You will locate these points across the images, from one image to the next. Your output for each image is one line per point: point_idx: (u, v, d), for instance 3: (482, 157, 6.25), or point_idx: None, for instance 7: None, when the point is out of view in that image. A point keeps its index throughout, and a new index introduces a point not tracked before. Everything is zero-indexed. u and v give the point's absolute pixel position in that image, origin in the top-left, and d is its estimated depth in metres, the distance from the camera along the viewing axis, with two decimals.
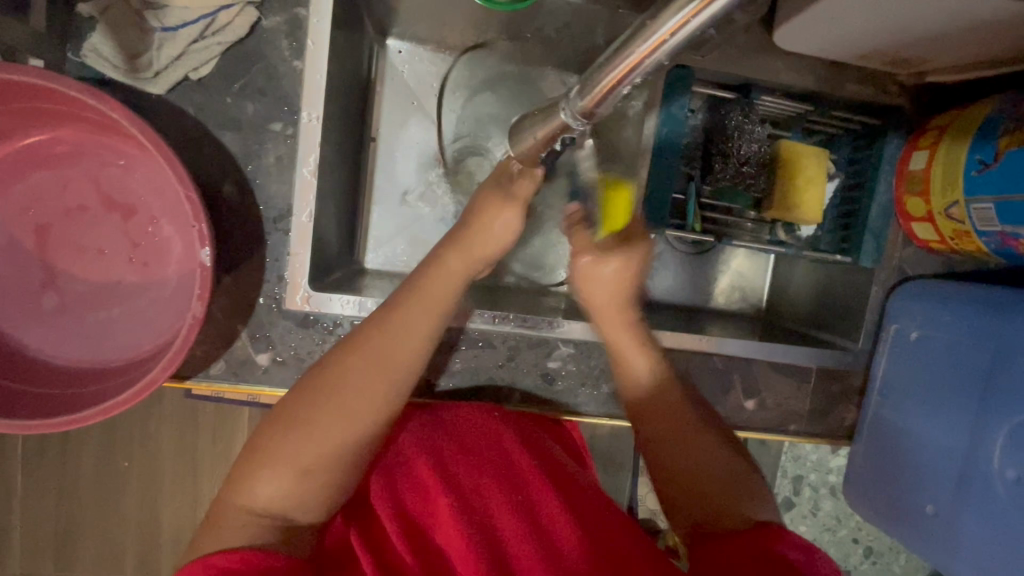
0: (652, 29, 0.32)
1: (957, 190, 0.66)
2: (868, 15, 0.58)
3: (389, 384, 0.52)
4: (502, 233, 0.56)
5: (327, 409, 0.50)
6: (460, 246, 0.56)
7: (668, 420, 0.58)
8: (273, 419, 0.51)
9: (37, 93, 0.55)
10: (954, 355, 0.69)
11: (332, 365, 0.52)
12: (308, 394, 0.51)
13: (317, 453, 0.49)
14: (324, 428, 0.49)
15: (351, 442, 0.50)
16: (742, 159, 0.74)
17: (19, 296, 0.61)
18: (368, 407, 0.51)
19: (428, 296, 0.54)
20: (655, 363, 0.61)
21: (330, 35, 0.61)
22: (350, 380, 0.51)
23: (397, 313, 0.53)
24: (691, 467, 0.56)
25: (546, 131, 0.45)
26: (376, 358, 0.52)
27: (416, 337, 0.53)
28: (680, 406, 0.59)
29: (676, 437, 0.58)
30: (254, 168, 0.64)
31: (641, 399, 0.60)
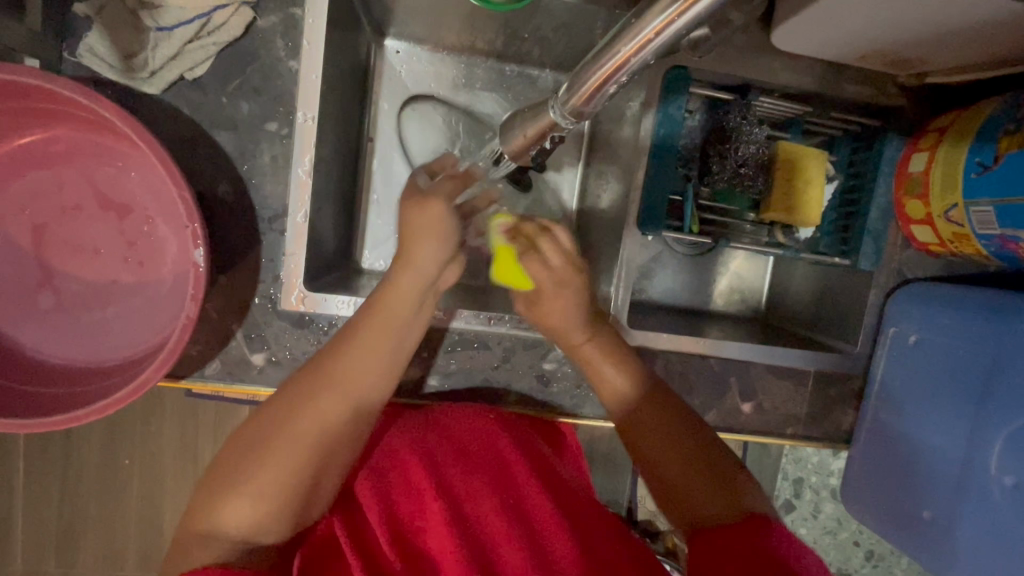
0: (638, 27, 0.32)
1: (957, 192, 0.66)
2: (866, 14, 0.57)
3: (342, 402, 0.54)
4: (435, 224, 0.54)
5: (283, 430, 0.52)
6: (405, 262, 0.56)
7: (647, 422, 0.59)
8: (237, 441, 0.52)
9: (31, 93, 0.55)
10: (951, 359, 0.69)
11: (292, 387, 0.54)
12: (268, 417, 0.53)
13: (275, 473, 0.50)
14: (279, 449, 0.51)
15: (306, 461, 0.51)
16: (740, 161, 0.74)
17: (16, 295, 0.61)
18: (320, 425, 0.52)
19: (382, 315, 0.56)
20: (626, 371, 0.62)
21: (325, 35, 0.61)
22: (305, 401, 0.53)
23: (353, 334, 0.55)
24: (674, 465, 0.57)
25: (536, 129, 0.45)
26: (329, 378, 0.54)
27: (368, 357, 0.55)
28: (655, 407, 0.60)
29: (653, 436, 0.58)
30: (249, 168, 0.64)
31: (620, 409, 0.62)
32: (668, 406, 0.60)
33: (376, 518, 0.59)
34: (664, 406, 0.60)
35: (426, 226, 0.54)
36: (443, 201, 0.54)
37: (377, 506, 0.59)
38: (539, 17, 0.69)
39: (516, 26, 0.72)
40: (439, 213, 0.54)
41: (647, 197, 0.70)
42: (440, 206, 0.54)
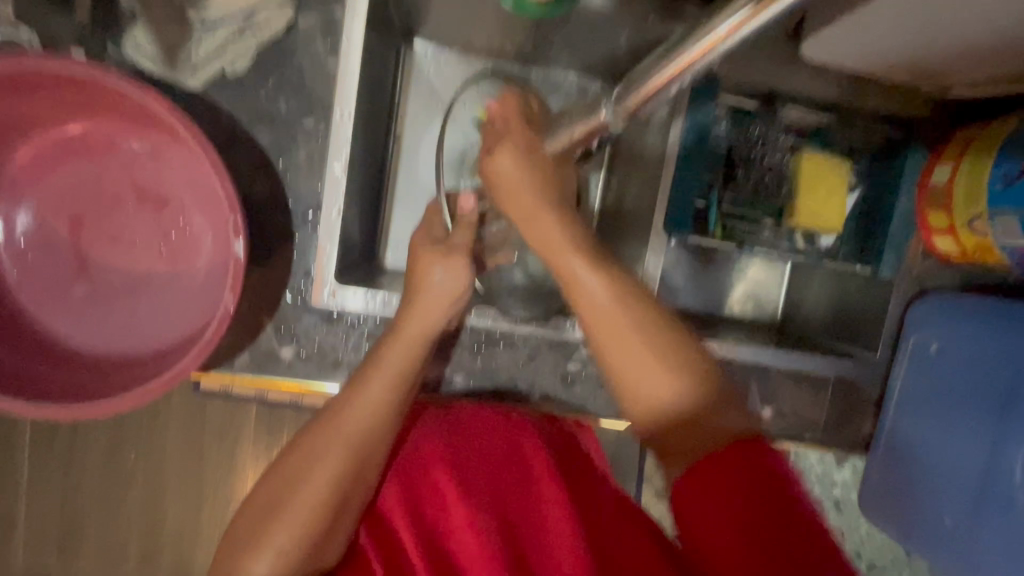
0: (708, 30, 0.32)
1: (982, 202, 0.68)
2: (902, 26, 0.58)
3: (350, 460, 0.52)
4: (448, 285, 0.56)
5: (294, 492, 0.50)
6: (410, 309, 0.56)
7: (623, 337, 0.46)
8: (250, 506, 0.51)
9: (77, 85, 0.56)
10: (974, 368, 0.71)
11: (300, 448, 0.53)
12: (277, 478, 0.51)
13: (292, 535, 0.49)
14: (293, 512, 0.50)
15: (321, 518, 0.51)
16: (765, 168, 0.77)
17: (52, 283, 0.62)
18: (331, 484, 0.51)
19: (388, 367, 0.55)
20: (606, 278, 0.47)
21: (364, 35, 0.62)
22: (315, 461, 0.51)
23: (359, 386, 0.54)
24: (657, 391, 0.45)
25: (585, 128, 0.46)
26: (334, 435, 0.52)
27: (373, 410, 0.54)
28: (633, 318, 0.46)
29: (631, 358, 0.46)
30: (285, 164, 0.65)
31: (595, 323, 0.47)
32: (654, 320, 0.47)
33: (405, 524, 0.59)
34: (648, 316, 0.46)
35: (436, 287, 0.56)
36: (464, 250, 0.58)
37: (405, 511, 0.60)
38: (571, 23, 0.70)
39: (545, 30, 0.72)
40: (444, 279, 0.56)
41: (675, 197, 0.71)
42: (461, 260, 0.56)
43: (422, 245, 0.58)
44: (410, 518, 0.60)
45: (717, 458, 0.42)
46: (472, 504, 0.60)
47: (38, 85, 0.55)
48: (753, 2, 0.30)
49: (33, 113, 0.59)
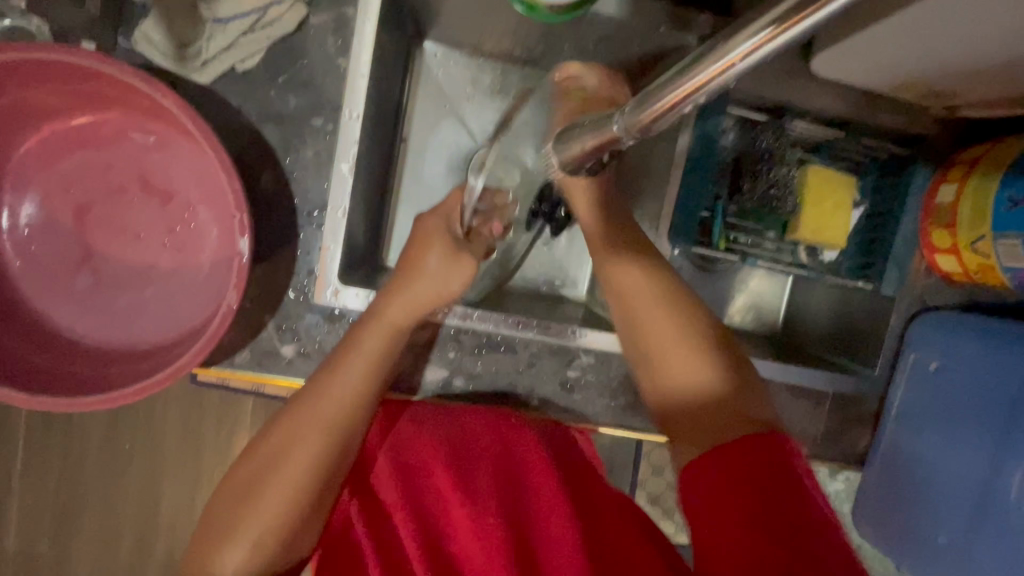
0: (724, 50, 0.32)
1: (986, 224, 0.68)
2: (912, 47, 0.58)
3: (325, 444, 0.51)
4: (443, 277, 0.57)
5: (270, 477, 0.49)
6: (397, 294, 0.56)
7: (659, 334, 0.54)
8: (226, 492, 0.50)
9: (86, 76, 0.56)
10: (975, 385, 0.71)
11: (280, 429, 0.51)
12: (254, 463, 0.51)
13: (267, 523, 0.48)
14: (269, 497, 0.49)
15: (297, 506, 0.49)
16: (772, 181, 0.76)
17: (56, 274, 0.62)
18: (307, 471, 0.50)
19: (367, 349, 0.54)
20: (650, 275, 0.56)
21: (374, 34, 0.62)
22: (291, 447, 0.50)
23: (337, 370, 0.53)
24: (690, 376, 0.52)
25: (596, 141, 0.46)
26: (310, 420, 0.51)
27: (351, 394, 0.52)
28: (671, 309, 0.54)
29: (664, 350, 0.53)
30: (292, 162, 0.65)
31: (637, 314, 0.55)
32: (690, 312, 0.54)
33: (405, 522, 0.60)
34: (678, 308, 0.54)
35: (430, 273, 0.57)
36: (474, 258, 0.59)
37: (404, 508, 0.61)
38: (582, 30, 0.70)
39: (556, 35, 0.71)
40: (437, 266, 0.57)
41: (680, 206, 0.72)
42: (470, 265, 0.58)
43: (430, 235, 0.58)
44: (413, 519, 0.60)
45: (727, 448, 0.46)
46: (469, 510, 0.60)
47: (49, 75, 0.55)
48: (773, 23, 0.30)
49: (42, 103, 0.58)
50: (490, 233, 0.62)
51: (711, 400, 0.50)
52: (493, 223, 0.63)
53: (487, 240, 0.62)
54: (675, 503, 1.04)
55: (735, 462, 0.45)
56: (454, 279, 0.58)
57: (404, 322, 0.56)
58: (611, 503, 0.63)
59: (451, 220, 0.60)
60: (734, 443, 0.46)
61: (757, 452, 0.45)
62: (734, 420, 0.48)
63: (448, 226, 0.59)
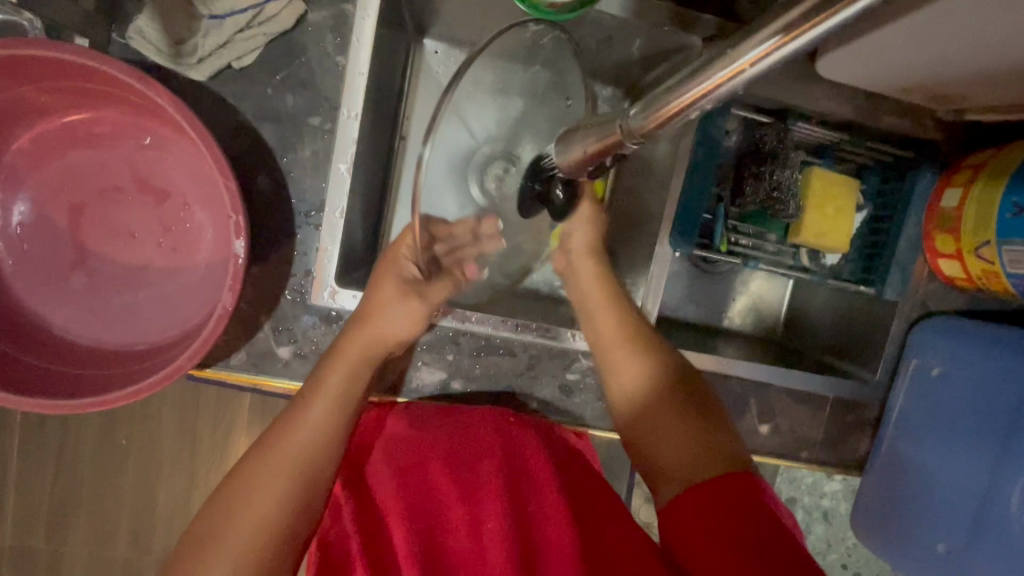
0: (733, 57, 0.31)
1: (990, 231, 0.67)
2: (920, 50, 0.57)
3: (294, 482, 0.50)
4: (399, 327, 0.61)
5: (233, 520, 0.47)
6: (363, 322, 0.60)
7: (625, 369, 0.59)
8: (187, 544, 0.48)
9: (79, 73, 0.55)
10: (975, 393, 0.71)
11: (242, 472, 0.50)
12: (217, 509, 0.49)
13: (229, 565, 0.46)
14: (228, 542, 0.46)
15: (268, 550, 0.47)
16: (774, 184, 0.72)
17: (50, 274, 0.61)
18: (276, 507, 0.48)
19: (334, 386, 0.56)
20: (617, 316, 0.62)
21: (373, 32, 0.61)
22: (251, 487, 0.49)
23: (303, 408, 0.54)
24: (636, 412, 0.58)
25: (598, 144, 0.45)
26: (278, 457, 0.51)
27: (320, 428, 0.53)
28: (630, 347, 0.60)
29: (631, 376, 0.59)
30: (289, 161, 0.64)
31: (602, 351, 0.62)
32: (651, 348, 0.60)
33: (398, 523, 0.59)
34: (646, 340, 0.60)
35: (389, 316, 0.60)
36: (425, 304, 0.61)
37: (398, 509, 0.60)
38: (584, 31, 0.68)
39: None
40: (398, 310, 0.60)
41: (681, 209, 0.71)
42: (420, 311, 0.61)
43: (389, 279, 0.60)
44: (406, 522, 0.59)
45: (706, 484, 0.49)
46: (466, 509, 0.61)
47: (41, 73, 0.54)
48: (781, 32, 0.29)
49: (35, 100, 0.57)
50: (464, 273, 0.60)
51: (681, 433, 0.54)
52: (466, 264, 0.60)
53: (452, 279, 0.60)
54: None
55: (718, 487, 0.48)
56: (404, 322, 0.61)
57: (376, 355, 0.60)
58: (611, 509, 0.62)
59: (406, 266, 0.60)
60: (702, 481, 0.50)
61: (729, 481, 0.48)
62: (706, 452, 0.52)
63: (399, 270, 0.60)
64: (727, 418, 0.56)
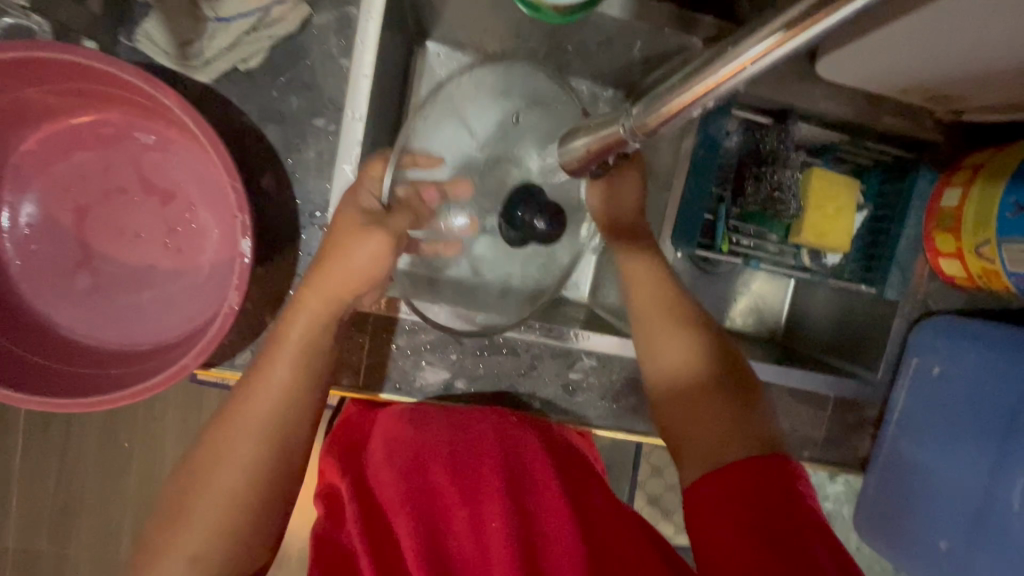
0: (734, 55, 0.32)
1: (990, 229, 0.68)
2: (918, 51, 0.58)
3: (260, 450, 0.51)
4: (367, 265, 0.52)
5: (206, 491, 0.50)
6: (316, 277, 0.53)
7: (666, 342, 0.57)
8: (162, 506, 0.51)
9: (86, 75, 0.55)
10: (977, 393, 0.71)
11: (209, 439, 0.52)
12: (187, 475, 0.51)
13: (208, 527, 0.49)
14: (204, 508, 0.49)
15: (234, 520, 0.50)
16: (776, 185, 0.73)
17: (55, 273, 0.61)
18: (240, 480, 0.50)
19: (292, 346, 0.53)
20: (659, 289, 0.60)
21: (377, 34, 0.61)
22: (220, 458, 0.51)
23: (264, 369, 0.53)
24: (676, 386, 0.56)
25: (600, 143, 0.45)
26: (239, 426, 0.51)
27: (282, 395, 0.52)
28: (674, 322, 0.58)
29: (671, 349, 0.57)
30: (294, 162, 0.64)
31: (643, 322, 0.59)
32: (691, 324, 0.58)
33: (404, 524, 0.59)
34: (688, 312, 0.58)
35: (355, 258, 0.52)
36: (390, 236, 0.52)
37: (400, 507, 0.60)
38: (585, 32, 0.69)
39: (559, 37, 0.71)
40: (362, 254, 0.51)
41: (683, 209, 0.71)
42: (384, 241, 0.51)
43: (349, 216, 0.53)
44: (414, 518, 0.59)
45: (742, 469, 0.49)
46: (469, 511, 0.61)
47: (48, 74, 0.55)
48: (782, 29, 0.30)
49: (43, 102, 0.58)
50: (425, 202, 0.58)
51: (720, 414, 0.52)
52: (425, 192, 0.58)
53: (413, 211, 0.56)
54: (674, 504, 1.04)
55: (748, 473, 0.48)
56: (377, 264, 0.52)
57: (329, 310, 0.54)
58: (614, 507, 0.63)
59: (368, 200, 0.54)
60: (736, 466, 0.49)
61: (762, 468, 0.48)
62: (742, 436, 0.51)
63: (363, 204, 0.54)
64: (765, 405, 0.55)
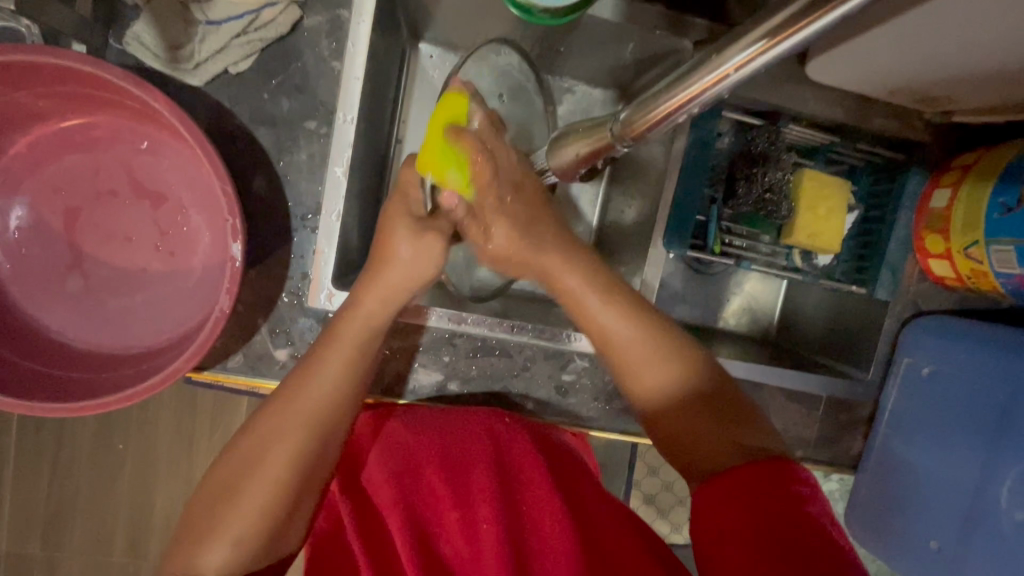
0: (718, 62, 0.32)
1: (978, 231, 0.69)
2: (905, 54, 0.59)
3: (307, 442, 0.50)
4: (419, 268, 0.54)
5: (252, 477, 0.48)
6: (370, 286, 0.54)
7: (649, 366, 0.53)
8: (206, 491, 0.50)
9: (75, 78, 0.55)
10: (967, 391, 0.72)
11: (256, 429, 0.50)
12: (233, 460, 0.50)
13: (248, 519, 0.48)
14: (248, 498, 0.48)
15: (279, 506, 0.49)
16: (767, 186, 0.73)
17: (46, 277, 0.61)
18: (288, 468, 0.49)
19: (343, 347, 0.53)
20: (634, 320, 0.54)
21: (368, 36, 0.61)
22: (268, 447, 0.49)
23: (316, 367, 0.52)
24: (665, 404, 0.53)
25: (590, 147, 0.46)
26: (290, 415, 0.50)
27: (332, 391, 0.52)
28: (660, 351, 0.53)
29: (656, 374, 0.53)
30: (286, 164, 0.64)
31: (620, 354, 0.54)
32: (679, 348, 0.54)
33: (397, 525, 0.60)
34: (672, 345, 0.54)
35: (400, 262, 0.53)
36: (441, 236, 0.54)
37: (396, 509, 0.61)
38: (577, 34, 0.69)
39: (552, 39, 0.71)
40: (408, 253, 0.53)
41: (674, 211, 0.72)
42: (434, 243, 0.53)
43: (397, 217, 0.54)
44: (407, 523, 0.60)
45: (739, 472, 0.48)
46: (462, 513, 0.61)
47: (37, 78, 0.55)
48: (766, 36, 0.30)
49: (33, 105, 0.58)
50: None
51: (716, 426, 0.52)
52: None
53: (455, 216, 0.57)
54: (670, 503, 1.05)
55: (750, 480, 0.47)
56: (428, 263, 0.54)
57: (379, 318, 0.55)
58: (612, 509, 0.63)
59: (413, 200, 0.55)
60: (737, 469, 0.48)
61: (762, 473, 0.47)
62: (733, 444, 0.50)
63: (409, 208, 0.55)
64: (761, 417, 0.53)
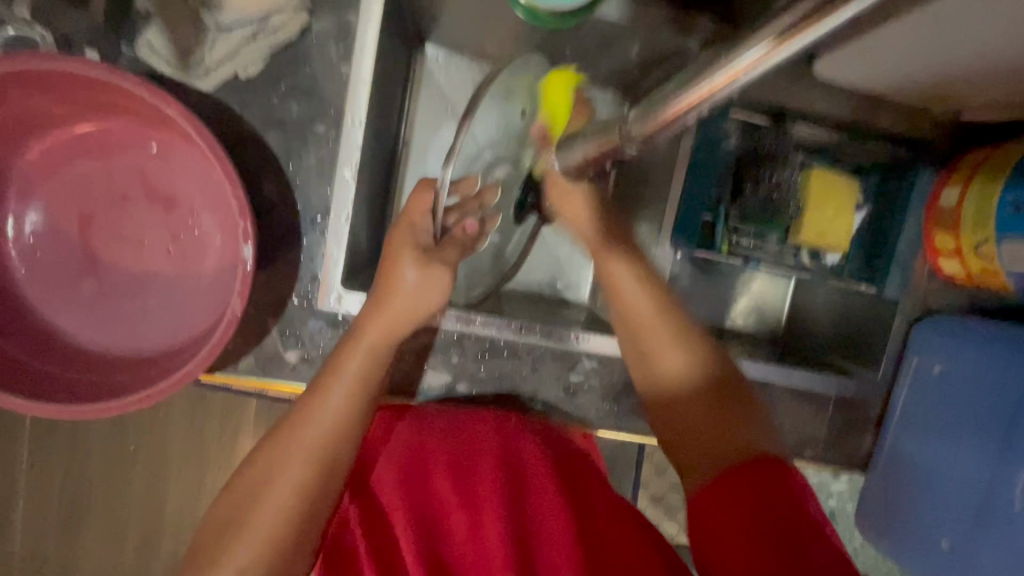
0: (727, 64, 0.32)
1: (989, 228, 0.68)
2: (914, 52, 0.58)
3: (312, 469, 0.50)
4: (419, 295, 0.55)
5: (257, 506, 0.49)
6: (375, 312, 0.54)
7: (665, 348, 0.56)
8: (215, 519, 0.50)
9: (88, 84, 0.56)
10: (979, 391, 0.71)
11: (263, 456, 0.51)
12: (242, 488, 0.50)
13: (254, 548, 0.48)
14: (254, 526, 0.48)
15: (285, 536, 0.49)
16: (775, 185, 0.73)
17: (60, 282, 0.62)
18: (294, 495, 0.49)
19: (348, 372, 0.53)
20: (658, 299, 0.58)
21: (375, 40, 0.62)
22: (275, 474, 0.50)
23: (322, 390, 0.53)
24: (672, 386, 0.56)
25: (597, 148, 0.46)
26: (294, 442, 0.51)
27: (337, 416, 0.52)
28: (673, 334, 0.57)
29: (668, 355, 0.56)
30: (294, 168, 0.65)
31: (641, 330, 0.58)
32: (689, 337, 0.56)
33: (404, 527, 0.60)
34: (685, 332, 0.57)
35: (405, 287, 0.54)
36: (446, 265, 0.56)
37: (402, 509, 0.62)
38: (583, 36, 0.69)
39: (558, 41, 0.71)
40: (414, 279, 0.54)
41: (682, 212, 0.73)
42: (439, 273, 0.55)
43: (399, 239, 0.56)
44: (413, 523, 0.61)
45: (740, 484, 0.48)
46: (467, 515, 0.62)
47: (51, 85, 0.55)
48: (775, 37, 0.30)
49: (46, 112, 0.59)
50: (464, 233, 0.60)
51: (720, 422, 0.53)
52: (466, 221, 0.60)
53: (460, 243, 0.59)
54: (678, 503, 1.04)
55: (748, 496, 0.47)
56: (430, 291, 0.55)
57: (384, 344, 0.55)
58: (618, 512, 0.62)
59: (418, 229, 0.57)
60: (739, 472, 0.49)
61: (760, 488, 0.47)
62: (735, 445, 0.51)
63: (415, 236, 0.56)
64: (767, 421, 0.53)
